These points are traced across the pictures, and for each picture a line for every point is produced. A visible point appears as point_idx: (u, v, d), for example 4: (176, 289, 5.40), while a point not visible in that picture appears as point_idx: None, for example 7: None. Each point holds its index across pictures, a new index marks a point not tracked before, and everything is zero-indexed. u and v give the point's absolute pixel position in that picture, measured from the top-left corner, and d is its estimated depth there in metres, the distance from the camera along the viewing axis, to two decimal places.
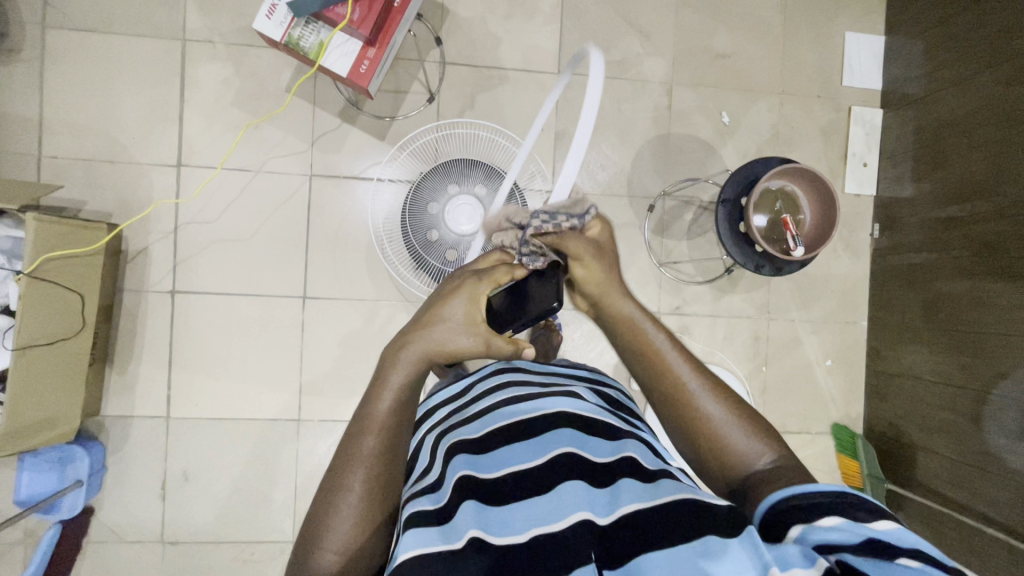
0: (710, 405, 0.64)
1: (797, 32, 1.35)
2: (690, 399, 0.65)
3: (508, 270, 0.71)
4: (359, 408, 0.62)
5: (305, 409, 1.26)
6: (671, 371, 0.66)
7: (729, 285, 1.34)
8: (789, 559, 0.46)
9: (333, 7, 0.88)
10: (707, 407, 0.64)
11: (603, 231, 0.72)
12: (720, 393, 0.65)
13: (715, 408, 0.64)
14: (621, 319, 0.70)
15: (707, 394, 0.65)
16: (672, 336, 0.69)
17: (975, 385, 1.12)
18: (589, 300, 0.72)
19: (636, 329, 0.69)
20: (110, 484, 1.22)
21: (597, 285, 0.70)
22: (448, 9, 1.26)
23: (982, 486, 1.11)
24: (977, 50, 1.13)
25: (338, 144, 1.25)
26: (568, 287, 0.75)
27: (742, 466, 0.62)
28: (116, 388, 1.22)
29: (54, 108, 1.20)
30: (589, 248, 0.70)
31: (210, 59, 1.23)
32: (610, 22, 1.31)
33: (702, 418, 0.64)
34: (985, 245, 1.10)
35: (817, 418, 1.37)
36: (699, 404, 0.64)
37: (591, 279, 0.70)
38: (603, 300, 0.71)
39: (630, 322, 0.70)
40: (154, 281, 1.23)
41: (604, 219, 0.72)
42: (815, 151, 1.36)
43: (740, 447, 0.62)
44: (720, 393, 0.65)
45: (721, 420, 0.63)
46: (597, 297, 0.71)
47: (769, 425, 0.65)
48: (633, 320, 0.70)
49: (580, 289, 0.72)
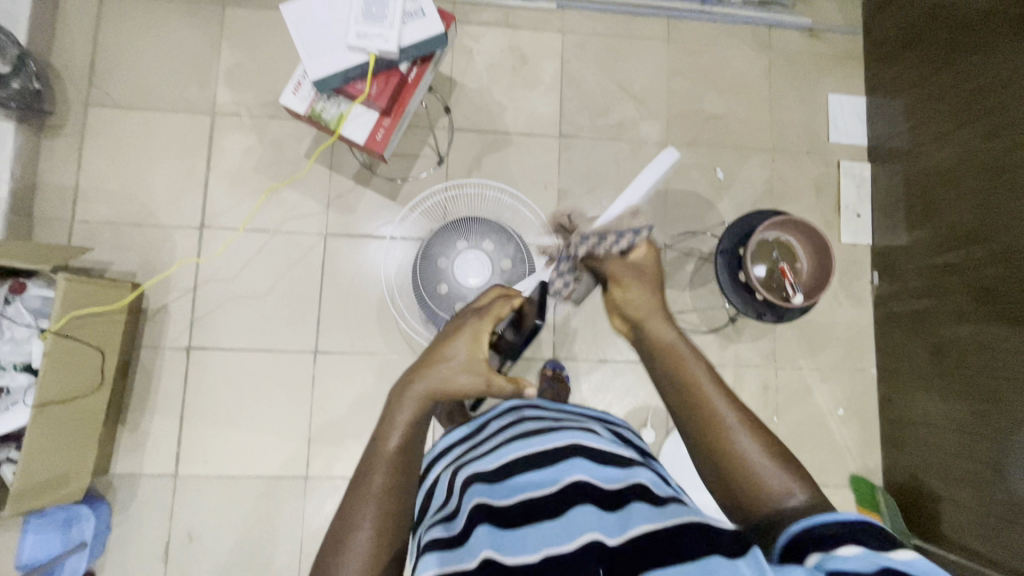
0: (741, 438, 0.64)
1: (782, 94, 1.45)
2: (724, 433, 0.65)
3: (505, 303, 0.77)
4: (366, 451, 0.65)
5: (313, 466, 1.25)
6: (708, 404, 0.67)
7: (734, 334, 1.36)
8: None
9: (354, 84, 0.97)
10: (738, 438, 0.64)
11: (651, 255, 0.83)
12: (752, 427, 0.65)
13: (747, 441, 0.64)
14: (660, 345, 0.75)
15: (739, 427, 0.65)
16: (709, 365, 0.72)
17: (991, 432, 1.10)
18: (631, 322, 0.79)
19: (677, 356, 0.73)
20: (114, 545, 1.20)
21: (642, 308, 0.78)
22: (457, 82, 1.37)
23: (1009, 539, 1.07)
24: (953, 108, 1.20)
25: (353, 205, 1.32)
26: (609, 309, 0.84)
27: (774, 501, 0.61)
28: (128, 444, 1.23)
29: (90, 177, 1.29)
30: (629, 270, 0.81)
31: (237, 130, 1.32)
32: (606, 90, 1.41)
33: (733, 453, 0.64)
34: (984, 290, 1.12)
35: (834, 470, 1.34)
36: (733, 440, 0.64)
37: (634, 301, 0.79)
38: (646, 322, 0.78)
39: (668, 345, 0.75)
40: (171, 338, 1.26)
41: (652, 244, 0.83)
42: (809, 203, 1.41)
43: (765, 486, 0.61)
44: (752, 428, 0.65)
45: (752, 455, 0.63)
46: (640, 319, 0.78)
47: (797, 462, 0.64)
48: (673, 345, 0.74)
49: (623, 311, 0.80)
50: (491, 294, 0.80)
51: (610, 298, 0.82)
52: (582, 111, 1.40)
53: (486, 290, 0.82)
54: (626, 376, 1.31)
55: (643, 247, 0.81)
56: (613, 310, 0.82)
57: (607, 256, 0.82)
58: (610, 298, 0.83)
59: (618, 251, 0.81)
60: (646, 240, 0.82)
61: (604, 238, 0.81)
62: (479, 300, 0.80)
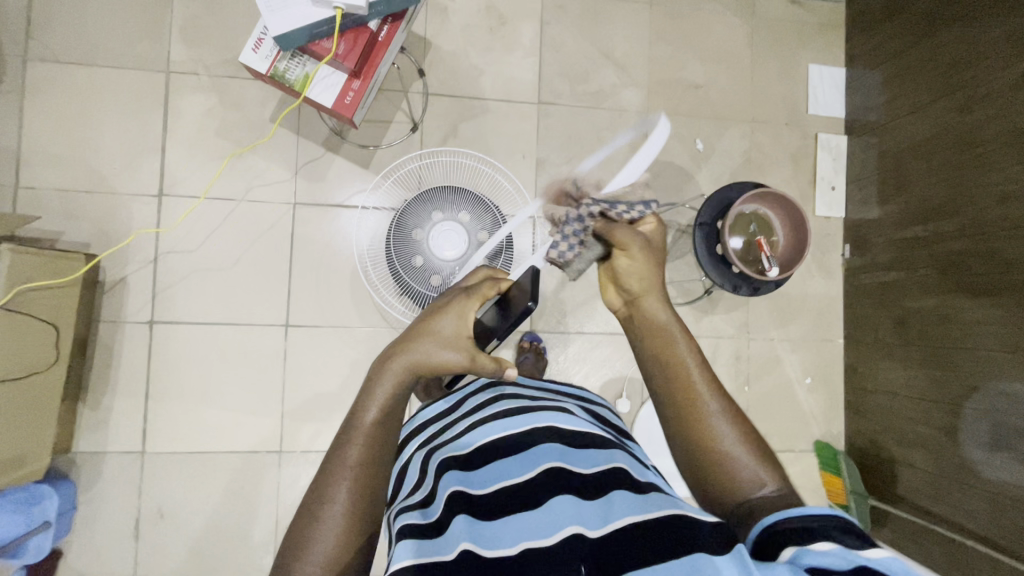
0: (721, 427, 0.64)
1: (763, 63, 1.42)
2: (707, 422, 0.65)
3: (495, 284, 0.73)
4: (345, 423, 0.62)
5: (286, 440, 1.23)
6: (691, 393, 0.66)
7: (709, 306, 1.37)
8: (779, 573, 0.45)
9: (319, 41, 0.90)
10: (719, 428, 0.64)
11: (659, 230, 0.78)
12: (732, 415, 0.65)
13: (726, 430, 0.64)
14: (654, 324, 0.72)
15: (719, 416, 0.65)
16: (700, 353, 0.70)
17: (948, 398, 1.15)
18: (626, 298, 0.75)
19: (667, 337, 0.70)
20: (80, 524, 1.17)
21: (641, 279, 0.73)
22: (431, 43, 1.30)
23: (961, 498, 1.13)
24: (929, 81, 1.20)
25: (323, 172, 1.26)
26: (605, 278, 0.78)
27: (748, 491, 0.61)
28: (90, 422, 1.18)
29: (33, 139, 1.20)
30: (637, 239, 0.74)
31: (194, 90, 1.24)
32: (587, 55, 1.36)
33: (712, 441, 0.64)
34: (948, 263, 1.15)
35: (800, 436, 1.39)
36: (715, 428, 0.64)
37: (634, 272, 0.73)
38: (640, 300, 0.74)
39: (661, 325, 0.71)
40: (132, 312, 1.21)
41: (661, 221, 0.79)
42: (786, 175, 1.42)
43: (740, 476, 0.62)
44: (732, 416, 0.65)
45: (729, 443, 0.64)
46: (635, 296, 0.74)
47: (770, 450, 0.65)
48: (666, 327, 0.71)
49: (620, 282, 0.75)
50: (481, 273, 0.78)
51: (611, 265, 0.75)
52: (562, 77, 1.35)
53: (476, 269, 0.79)
54: (603, 348, 1.31)
55: (652, 220, 0.78)
56: (610, 281, 0.76)
57: (619, 223, 0.75)
58: (610, 268, 0.76)
59: (628, 217, 0.78)
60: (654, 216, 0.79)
61: (616, 205, 0.78)
62: (469, 280, 0.76)
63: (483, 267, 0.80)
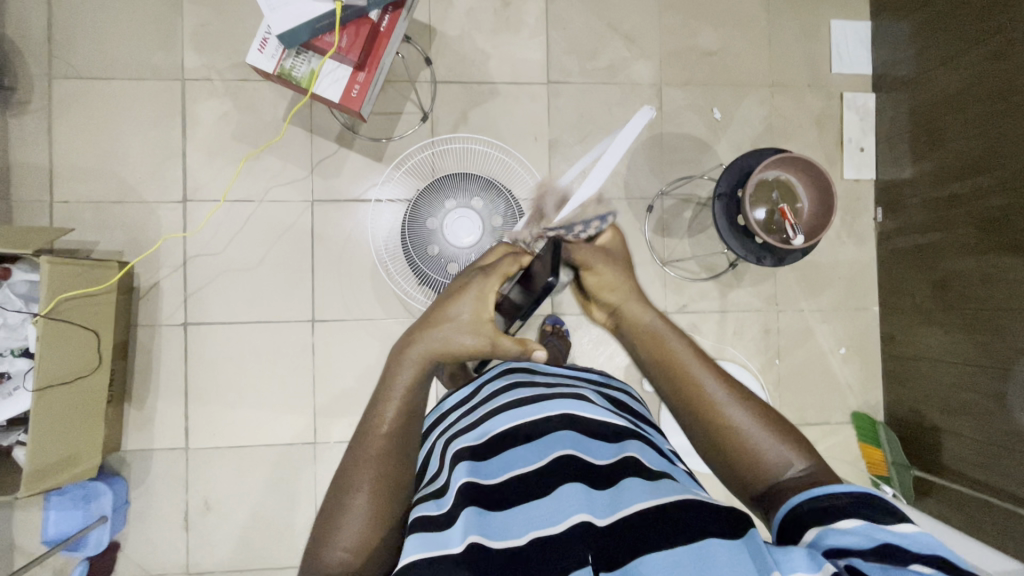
0: (734, 410, 0.63)
1: (781, 23, 1.36)
2: (717, 408, 0.63)
3: (513, 261, 0.73)
4: (366, 414, 0.63)
5: (320, 432, 1.26)
6: (697, 383, 0.65)
7: (735, 279, 1.34)
8: (796, 560, 0.45)
9: (321, 36, 0.91)
10: (729, 412, 0.62)
11: (617, 239, 0.74)
12: (747, 397, 0.64)
13: (737, 414, 0.62)
14: (640, 329, 0.71)
15: (728, 403, 0.63)
16: (693, 345, 0.68)
17: (993, 362, 1.10)
18: (608, 309, 0.74)
19: (655, 339, 0.69)
20: (134, 518, 1.23)
21: (614, 289, 0.72)
22: (435, 30, 1.29)
23: (1009, 466, 1.08)
24: (962, 27, 1.13)
25: (338, 168, 1.28)
26: (582, 301, 0.77)
27: (766, 473, 0.60)
28: (136, 422, 1.24)
29: (63, 155, 1.25)
30: (597, 254, 0.72)
31: (209, 96, 1.27)
32: (595, 30, 1.33)
33: (726, 423, 0.62)
34: (990, 220, 1.09)
35: (836, 408, 1.35)
36: (729, 414, 0.62)
37: (605, 284, 0.72)
38: (622, 307, 0.72)
39: (646, 329, 0.70)
40: (166, 315, 1.26)
41: (617, 228, 0.74)
42: (811, 140, 1.36)
43: (759, 458, 0.61)
44: (746, 398, 0.64)
45: (746, 427, 0.62)
46: (615, 305, 0.73)
47: (792, 431, 0.63)
48: (653, 329, 0.70)
49: (597, 297, 0.73)
50: (500, 249, 0.77)
51: (579, 282, 0.74)
52: (571, 54, 1.32)
53: (495, 245, 0.79)
54: None
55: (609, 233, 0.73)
56: (586, 300, 0.75)
57: (578, 243, 0.71)
58: (581, 287, 0.74)
59: (585, 238, 0.72)
60: (612, 224, 0.74)
61: (572, 227, 0.71)
62: (487, 258, 0.76)
63: (501, 245, 0.79)
